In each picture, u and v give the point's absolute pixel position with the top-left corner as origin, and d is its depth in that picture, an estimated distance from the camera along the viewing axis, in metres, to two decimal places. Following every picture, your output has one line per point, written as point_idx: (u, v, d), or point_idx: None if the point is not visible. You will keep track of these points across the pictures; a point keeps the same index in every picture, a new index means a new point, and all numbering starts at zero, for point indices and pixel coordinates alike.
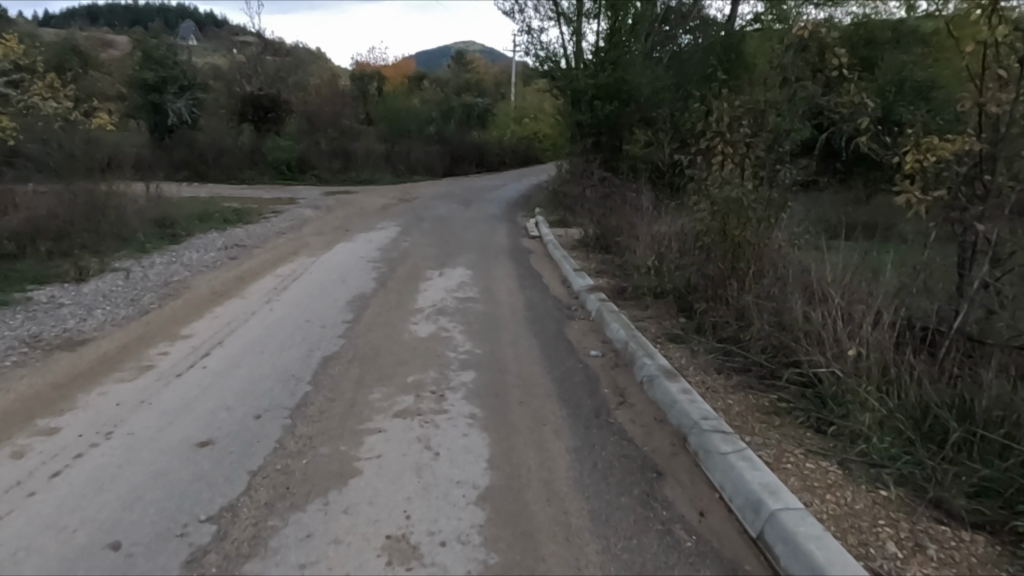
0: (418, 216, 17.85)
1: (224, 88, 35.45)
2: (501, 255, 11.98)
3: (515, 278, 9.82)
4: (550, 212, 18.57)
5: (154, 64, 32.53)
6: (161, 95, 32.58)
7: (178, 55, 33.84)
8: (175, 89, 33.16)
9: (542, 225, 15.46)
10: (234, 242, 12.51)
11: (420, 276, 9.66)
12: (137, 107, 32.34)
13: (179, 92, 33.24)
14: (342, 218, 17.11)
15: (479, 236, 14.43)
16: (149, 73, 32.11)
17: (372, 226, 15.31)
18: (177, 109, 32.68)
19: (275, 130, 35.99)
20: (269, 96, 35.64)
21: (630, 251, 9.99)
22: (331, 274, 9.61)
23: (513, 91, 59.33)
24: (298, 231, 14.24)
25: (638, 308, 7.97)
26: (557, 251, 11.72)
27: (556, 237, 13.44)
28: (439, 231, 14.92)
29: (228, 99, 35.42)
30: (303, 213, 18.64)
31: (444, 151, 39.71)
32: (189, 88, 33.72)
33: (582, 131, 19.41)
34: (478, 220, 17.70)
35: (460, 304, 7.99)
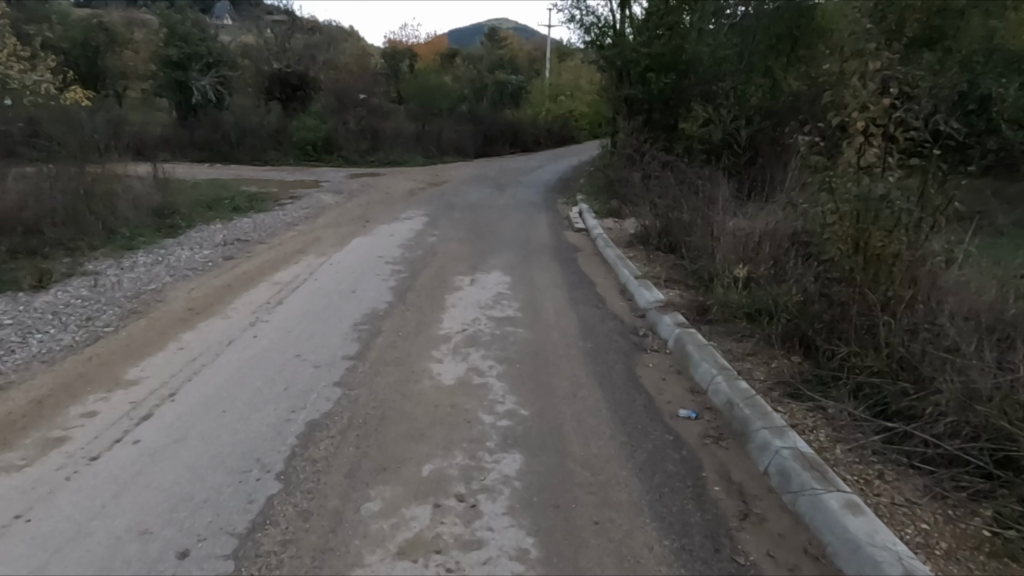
0: (449, 203, 16.07)
1: (251, 67, 34.23)
2: (544, 254, 10.13)
3: (565, 287, 8.00)
4: (594, 199, 16.61)
5: (178, 41, 31.79)
6: (186, 72, 31.98)
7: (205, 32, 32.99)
8: (200, 66, 32.42)
9: (588, 215, 13.57)
10: (237, 235, 10.92)
11: (448, 284, 7.90)
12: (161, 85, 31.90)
13: (205, 68, 32.59)
14: (364, 204, 15.46)
15: (517, 228, 12.57)
16: (172, 50, 31.41)
17: (396, 215, 13.57)
18: (202, 87, 32.03)
19: (303, 108, 34.59)
20: (297, 73, 34.29)
21: (706, 255, 8.08)
22: (340, 281, 7.91)
23: (550, 69, 56.57)
24: (313, 222, 12.59)
25: (729, 335, 6.11)
26: (610, 252, 9.86)
27: (607, 231, 11.56)
28: (472, 222, 13.11)
29: (256, 80, 34.13)
30: (325, 199, 17.04)
31: (477, 131, 37.65)
32: (217, 65, 32.91)
33: (632, 107, 17.34)
34: (515, 207, 15.86)
35: (496, 329, 6.22)
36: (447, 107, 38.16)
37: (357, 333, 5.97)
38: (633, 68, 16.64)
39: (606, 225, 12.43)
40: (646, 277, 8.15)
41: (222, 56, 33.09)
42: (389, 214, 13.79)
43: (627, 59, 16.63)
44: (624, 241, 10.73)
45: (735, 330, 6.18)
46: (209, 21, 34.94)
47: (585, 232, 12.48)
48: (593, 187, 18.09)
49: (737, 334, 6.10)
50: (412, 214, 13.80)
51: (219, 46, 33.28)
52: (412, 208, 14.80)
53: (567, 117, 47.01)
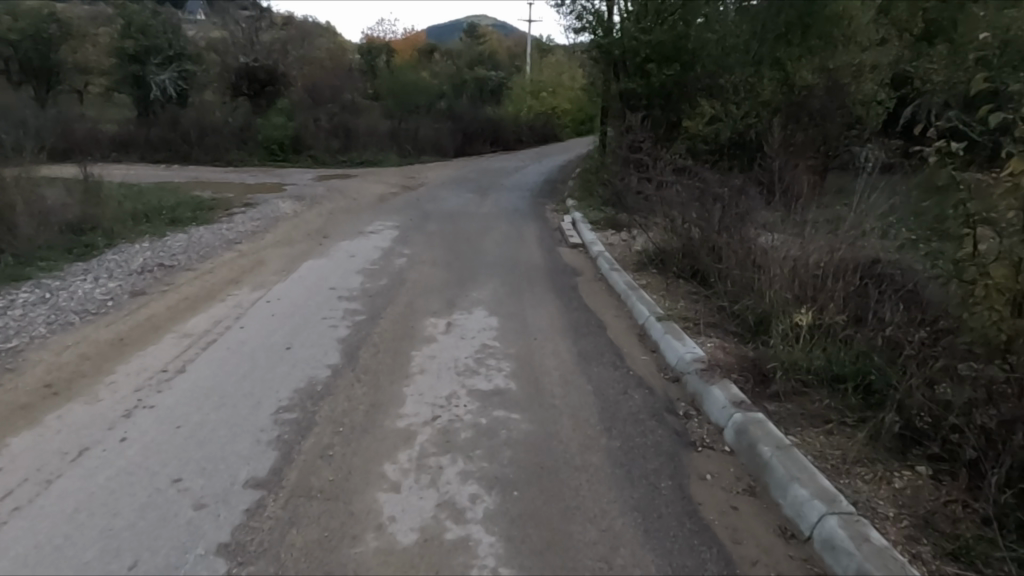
0: (423, 211, 14.16)
1: (217, 61, 32.45)
2: (538, 281, 8.27)
3: (568, 334, 6.19)
4: (588, 207, 14.78)
5: (136, 33, 29.86)
6: (144, 66, 30.02)
7: (170, 24, 31.03)
8: (160, 61, 30.33)
9: (584, 227, 11.78)
10: (161, 258, 8.94)
11: (416, 333, 6.01)
12: (119, 80, 29.99)
13: (165, 62, 30.50)
14: (325, 214, 13.49)
15: (505, 244, 10.70)
16: (129, 42, 29.61)
17: (362, 228, 11.65)
18: (160, 82, 29.89)
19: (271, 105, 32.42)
20: (265, 68, 32.12)
21: (749, 292, 6.32)
22: (273, 331, 5.98)
23: (531, 64, 54.47)
24: (260, 238, 10.62)
25: (806, 419, 4.38)
26: (621, 280, 8.07)
27: (609, 251, 9.77)
28: (449, 237, 11.21)
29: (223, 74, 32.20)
30: (284, 206, 15.01)
31: (456, 128, 35.50)
32: (177, 59, 30.78)
33: (627, 101, 15.12)
34: (498, 216, 13.99)
35: (479, 418, 4.36)
36: (425, 103, 36.20)
37: (274, 432, 4.07)
38: (631, 58, 14.72)
39: (608, 241, 10.61)
40: (672, 319, 6.37)
41: (182, 50, 30.99)
42: (353, 226, 11.85)
43: (626, 47, 14.60)
44: (634, 265, 8.91)
45: (815, 412, 4.45)
46: (169, 11, 32.52)
47: (581, 249, 10.65)
48: (587, 193, 16.27)
49: (821, 419, 4.37)
50: (381, 227, 11.87)
51: (181, 39, 31.16)
52: (382, 219, 12.87)
53: (548, 114, 45.03)
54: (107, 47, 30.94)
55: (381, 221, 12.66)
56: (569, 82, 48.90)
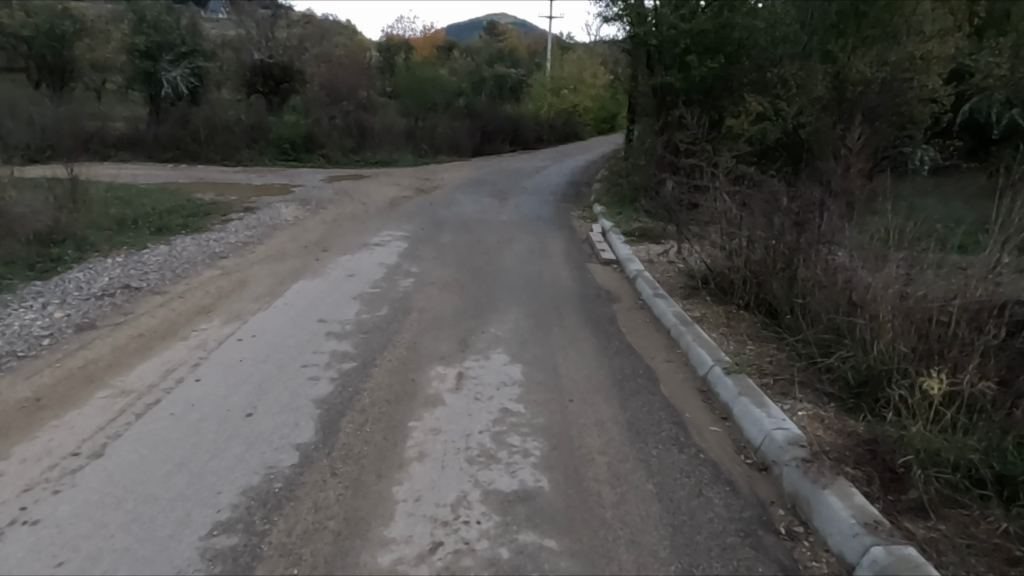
0: (437, 218, 12.87)
1: (234, 56, 31.91)
2: (569, 311, 6.91)
3: (612, 393, 4.84)
4: (619, 214, 13.38)
5: (147, 28, 28.92)
6: (156, 62, 29.07)
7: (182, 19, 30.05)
8: (172, 57, 29.41)
9: (616, 240, 10.41)
10: (130, 277, 7.71)
11: (417, 392, 4.67)
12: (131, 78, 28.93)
13: (178, 58, 29.52)
14: (329, 221, 12.23)
15: (529, 260, 9.34)
16: (140, 38, 28.60)
17: (367, 239, 10.35)
18: (171, 79, 28.81)
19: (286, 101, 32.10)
20: (280, 64, 31.76)
21: (844, 341, 4.94)
22: (235, 386, 4.69)
23: (551, 60, 53.02)
24: (250, 252, 9.37)
25: (978, 558, 3.02)
26: (671, 311, 6.68)
27: (650, 271, 8.41)
28: (464, 251, 9.85)
29: (240, 70, 31.65)
30: (286, 211, 13.79)
31: (475, 126, 34.13)
32: (190, 56, 29.69)
33: (664, 98, 13.74)
34: (520, 224, 12.66)
35: (498, 548, 3.03)
36: (442, 101, 35.03)
37: None
38: (669, 49, 12.94)
39: (647, 256, 9.19)
40: (745, 373, 4.99)
41: (196, 46, 29.97)
42: (358, 237, 10.56)
43: (662, 37, 12.83)
44: (681, 290, 7.50)
45: (989, 544, 3.10)
46: (182, 7, 31.57)
47: (616, 265, 9.26)
48: (617, 199, 14.80)
49: (1000, 558, 3.03)
50: (388, 237, 10.57)
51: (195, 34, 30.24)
52: (391, 228, 11.58)
53: (570, 112, 43.56)
54: (119, 44, 30.12)
55: (390, 230, 11.36)
56: (592, 80, 47.41)
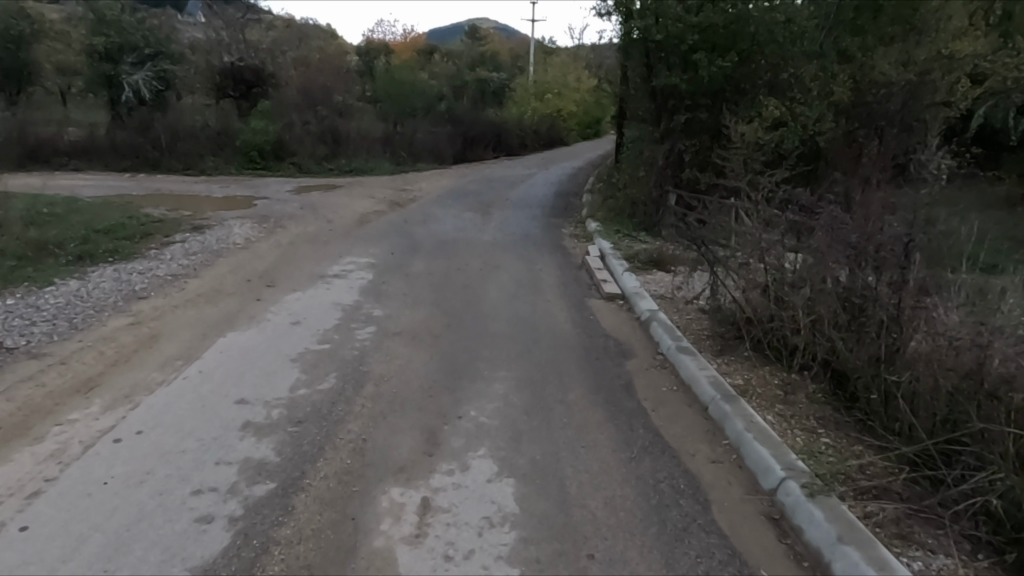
0: (409, 239, 11.29)
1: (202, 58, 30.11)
2: (573, 376, 5.36)
3: (648, 535, 3.30)
4: (615, 232, 11.92)
5: (106, 29, 26.84)
6: (117, 65, 27.32)
7: (145, 19, 28.22)
8: (134, 59, 27.62)
9: (618, 268, 8.94)
10: (10, 330, 6.04)
11: (357, 548, 3.09)
12: (90, 81, 27.19)
13: (140, 61, 27.73)
14: (285, 244, 10.59)
15: (518, 296, 7.77)
16: (98, 40, 26.58)
17: (325, 270, 8.72)
18: (132, 82, 27.04)
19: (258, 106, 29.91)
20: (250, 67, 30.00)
21: (978, 451, 3.48)
22: (78, 542, 3.09)
23: (534, 64, 51.58)
24: (179, 288, 7.72)
25: None
26: (704, 376, 5.20)
27: (664, 312, 6.92)
28: (439, 283, 8.26)
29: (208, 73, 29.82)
30: (239, 232, 12.12)
31: (456, 132, 32.41)
32: (155, 58, 27.95)
33: (666, 101, 12.06)
34: (504, 244, 11.12)
35: None
36: (422, 107, 33.36)
37: None
38: (676, 46, 11.21)
39: (657, 291, 7.70)
40: (836, 497, 3.47)
41: (161, 47, 28.07)
42: (314, 267, 8.90)
43: (668, 32, 11.08)
44: (710, 343, 5.98)
45: None
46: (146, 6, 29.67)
47: (621, 301, 7.74)
48: (613, 215, 13.30)
49: None
50: (350, 267, 8.94)
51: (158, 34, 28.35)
52: (357, 253, 9.94)
53: (554, 117, 42.08)
54: (76, 45, 28.23)
55: (354, 256, 9.74)
56: (575, 84, 46.07)
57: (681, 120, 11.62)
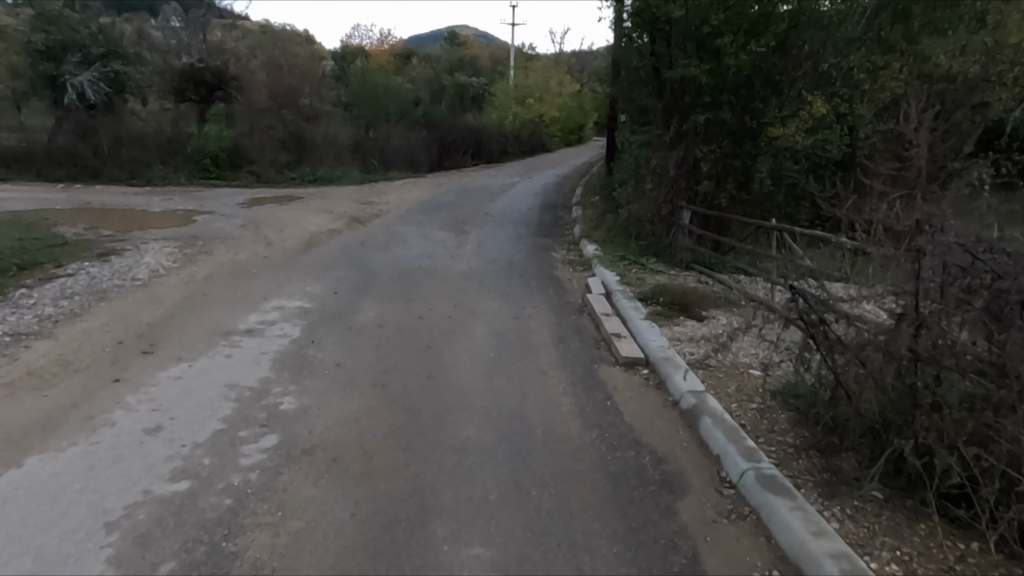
0: (362, 270, 8.99)
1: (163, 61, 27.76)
2: (598, 553, 3.12)
3: None
4: (617, 257, 9.75)
5: (46, 23, 23.83)
6: (60, 64, 24.06)
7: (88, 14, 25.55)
8: (81, 58, 24.48)
9: (633, 314, 6.75)
10: None
11: None
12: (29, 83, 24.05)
13: (88, 61, 24.60)
14: (199, 282, 8.17)
15: (499, 366, 5.48)
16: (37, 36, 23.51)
17: (234, 326, 6.35)
18: (76, 84, 23.65)
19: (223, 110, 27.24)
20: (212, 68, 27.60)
21: None
22: None
23: (515, 68, 49.61)
24: (5, 363, 5.26)
25: None
26: (825, 552, 3.01)
27: (716, 399, 4.72)
28: (388, 343, 5.97)
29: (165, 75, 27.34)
30: (150, 260, 9.66)
31: (432, 137, 30.00)
32: (106, 58, 24.77)
33: (678, 99, 9.87)
34: (481, 276, 8.85)
35: None
36: (396, 111, 30.95)
37: None
38: (696, 28, 9.00)
39: (695, 360, 5.46)
40: None
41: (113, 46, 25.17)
42: (220, 321, 6.50)
43: (686, 9, 8.86)
44: (805, 469, 3.80)
45: None
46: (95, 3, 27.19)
47: (645, 372, 5.52)
48: (613, 236, 11.15)
49: None
50: (271, 320, 6.57)
51: (110, 31, 25.22)
52: (288, 294, 7.56)
53: (536, 123, 39.95)
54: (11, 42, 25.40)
55: (283, 299, 7.35)
56: (558, 89, 44.06)
57: (699, 120, 9.42)
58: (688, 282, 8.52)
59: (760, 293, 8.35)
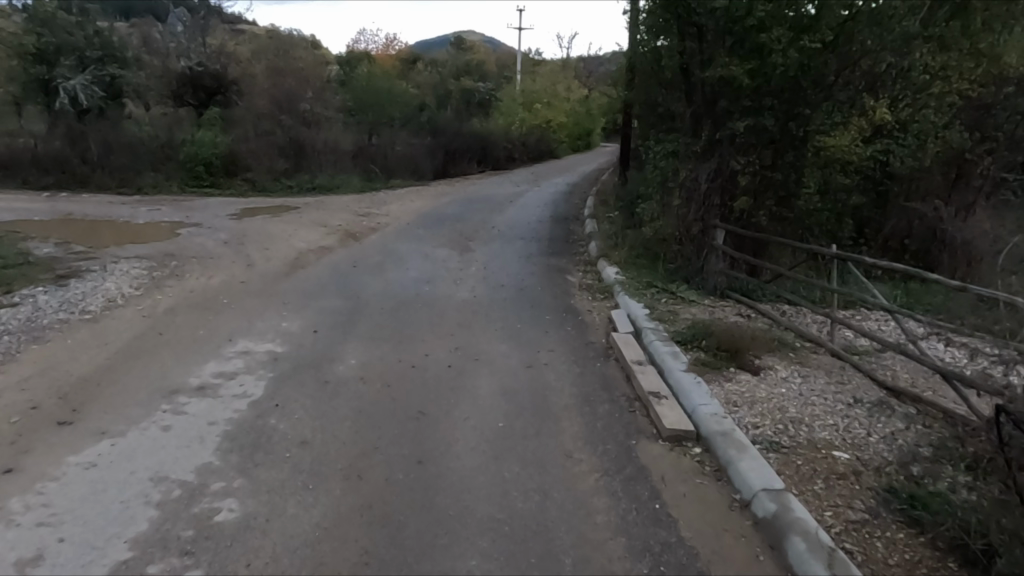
0: (351, 300, 7.81)
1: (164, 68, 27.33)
2: None
3: None
4: (644, 283, 8.56)
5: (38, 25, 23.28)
6: (53, 67, 23.62)
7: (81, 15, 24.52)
8: (75, 61, 23.95)
9: (675, 366, 5.56)
10: None
11: None
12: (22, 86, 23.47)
13: (82, 64, 24.14)
14: (159, 315, 6.98)
15: (508, 443, 4.29)
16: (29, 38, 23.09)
17: (182, 382, 5.13)
18: (69, 88, 23.24)
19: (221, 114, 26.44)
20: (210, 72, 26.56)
21: None
22: None
23: (522, 73, 48.49)
24: None
25: None
26: None
27: (805, 506, 3.53)
28: (371, 406, 4.79)
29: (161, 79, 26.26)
30: (113, 285, 8.47)
31: (436, 143, 28.88)
32: (102, 61, 24.52)
33: (712, 104, 8.67)
34: (486, 307, 7.65)
35: None
36: (400, 116, 29.84)
37: None
38: (735, 22, 7.77)
39: (763, 439, 4.26)
40: None
41: (109, 50, 24.83)
42: (167, 377, 5.24)
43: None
44: None
45: None
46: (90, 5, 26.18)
47: (697, 452, 4.33)
48: (635, 257, 9.96)
49: None
50: (230, 372, 5.36)
51: (105, 36, 24.82)
52: (258, 335, 6.33)
53: (543, 129, 38.77)
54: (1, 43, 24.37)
55: (249, 341, 6.13)
56: (565, 94, 42.94)
57: (738, 128, 8.21)
58: (726, 317, 7.35)
59: (812, 330, 7.18)
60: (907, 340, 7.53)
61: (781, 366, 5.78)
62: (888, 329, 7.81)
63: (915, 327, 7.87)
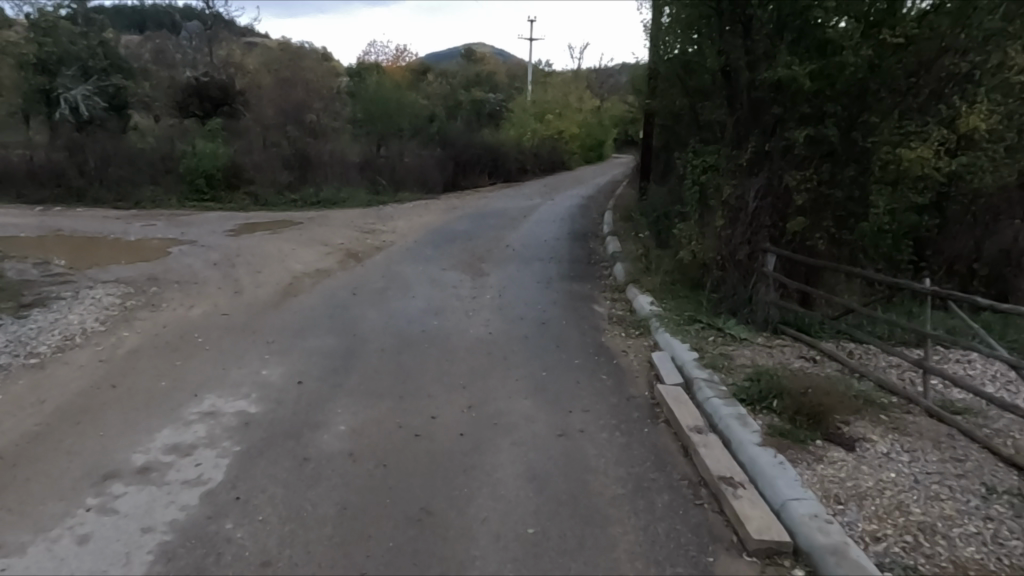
0: (347, 337, 6.72)
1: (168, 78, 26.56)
2: None
3: None
4: (686, 316, 7.43)
5: (40, 35, 22.61)
6: (55, 78, 22.84)
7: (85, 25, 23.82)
8: (77, 71, 23.10)
9: (748, 436, 4.42)
10: None
11: None
12: (25, 97, 22.72)
13: (85, 74, 23.27)
14: (121, 360, 5.89)
15: (540, 567, 3.17)
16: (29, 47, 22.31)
17: (123, 462, 4.03)
18: (70, 98, 22.46)
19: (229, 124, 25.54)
20: (216, 82, 25.74)
21: None
22: None
23: (533, 84, 47.65)
24: None
25: None
26: None
27: None
28: (364, 499, 3.69)
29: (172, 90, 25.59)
30: (80, 317, 7.41)
31: (446, 155, 27.89)
32: (106, 72, 23.67)
33: (763, 111, 7.58)
34: (505, 346, 6.55)
35: None
36: (409, 127, 28.93)
37: None
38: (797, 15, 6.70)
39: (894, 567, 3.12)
40: None
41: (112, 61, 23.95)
42: (105, 453, 4.13)
43: None
44: None
45: None
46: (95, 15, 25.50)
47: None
48: (669, 283, 8.84)
49: None
50: (186, 445, 4.26)
51: (110, 48, 24.00)
52: (230, 389, 5.23)
53: (556, 140, 37.78)
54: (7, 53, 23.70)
55: (217, 399, 5.03)
56: (578, 105, 41.99)
57: (796, 138, 7.10)
58: (789, 362, 6.22)
59: (892, 378, 6.04)
60: (1004, 389, 6.37)
61: (876, 433, 4.63)
62: (976, 373, 6.66)
63: (1008, 372, 6.71)
